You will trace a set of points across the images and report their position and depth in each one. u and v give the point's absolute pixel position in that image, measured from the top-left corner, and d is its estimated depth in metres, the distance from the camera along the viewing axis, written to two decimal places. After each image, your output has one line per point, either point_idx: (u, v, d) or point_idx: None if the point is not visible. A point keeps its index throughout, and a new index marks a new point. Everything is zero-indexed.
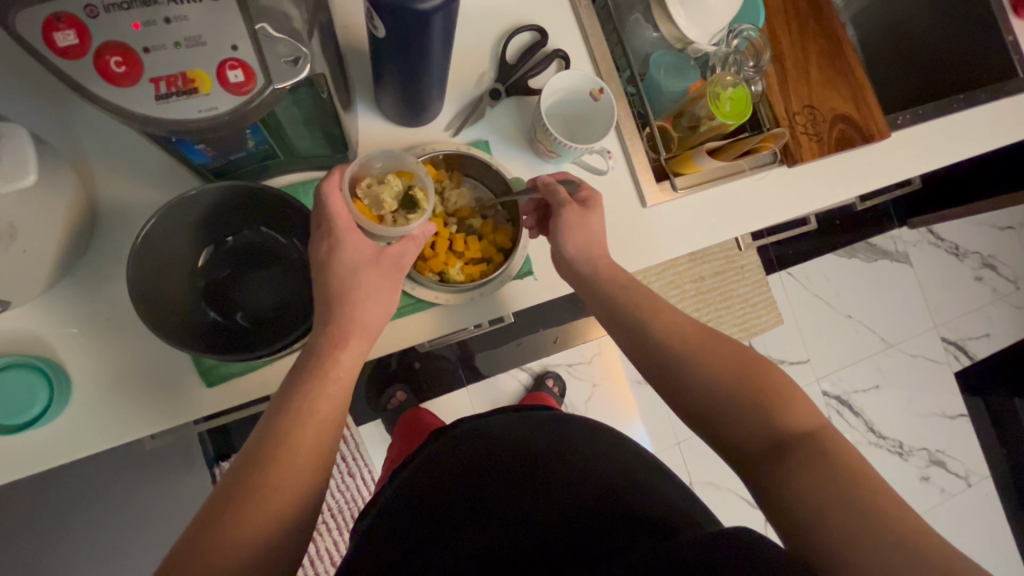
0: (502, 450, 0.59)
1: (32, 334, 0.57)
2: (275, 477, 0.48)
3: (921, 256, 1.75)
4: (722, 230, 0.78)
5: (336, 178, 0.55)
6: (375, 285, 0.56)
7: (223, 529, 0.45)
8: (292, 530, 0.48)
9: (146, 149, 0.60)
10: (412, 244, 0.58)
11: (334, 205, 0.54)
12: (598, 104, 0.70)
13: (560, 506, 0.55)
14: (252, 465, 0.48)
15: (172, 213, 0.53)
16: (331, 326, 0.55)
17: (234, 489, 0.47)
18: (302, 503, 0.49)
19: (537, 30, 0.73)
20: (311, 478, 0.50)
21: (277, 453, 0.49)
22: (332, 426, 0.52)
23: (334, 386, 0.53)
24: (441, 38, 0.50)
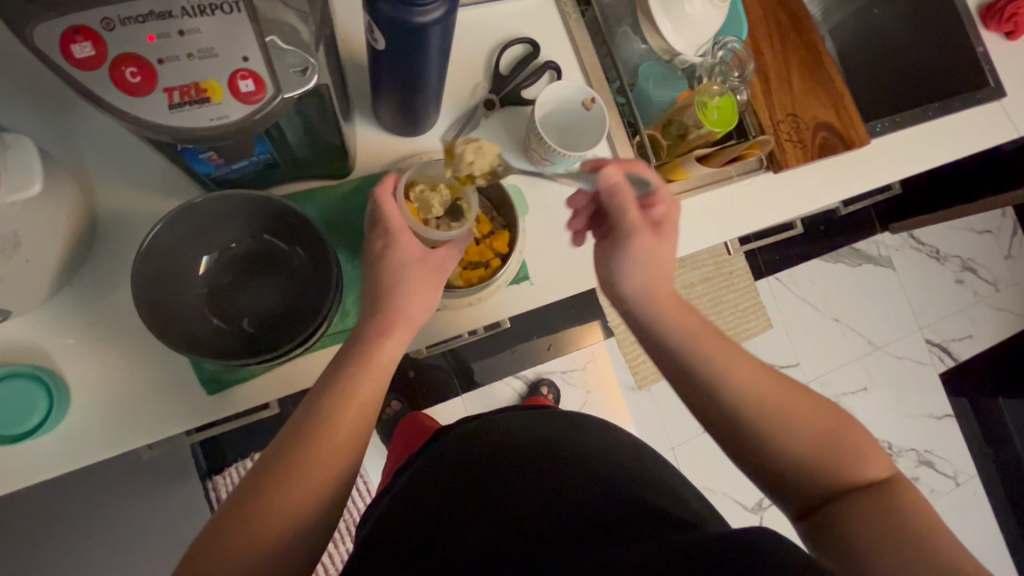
0: (489, 456, 0.61)
1: (30, 344, 0.57)
2: (317, 457, 0.50)
3: (903, 260, 1.80)
4: (711, 234, 0.80)
5: (390, 182, 0.59)
6: (419, 283, 0.59)
7: (268, 502, 0.48)
8: (328, 508, 0.51)
9: (145, 159, 0.61)
10: (455, 247, 0.62)
11: (389, 209, 0.58)
12: (590, 114, 0.72)
13: (547, 482, 0.57)
14: (273, 468, 0.49)
15: (178, 220, 0.54)
16: (361, 332, 0.58)
17: (252, 491, 0.48)
18: (323, 502, 0.50)
19: (529, 43, 0.75)
20: (328, 483, 0.51)
21: (318, 433, 0.51)
22: (360, 434, 0.54)
23: (372, 373, 0.56)
24: (439, 49, 0.52)
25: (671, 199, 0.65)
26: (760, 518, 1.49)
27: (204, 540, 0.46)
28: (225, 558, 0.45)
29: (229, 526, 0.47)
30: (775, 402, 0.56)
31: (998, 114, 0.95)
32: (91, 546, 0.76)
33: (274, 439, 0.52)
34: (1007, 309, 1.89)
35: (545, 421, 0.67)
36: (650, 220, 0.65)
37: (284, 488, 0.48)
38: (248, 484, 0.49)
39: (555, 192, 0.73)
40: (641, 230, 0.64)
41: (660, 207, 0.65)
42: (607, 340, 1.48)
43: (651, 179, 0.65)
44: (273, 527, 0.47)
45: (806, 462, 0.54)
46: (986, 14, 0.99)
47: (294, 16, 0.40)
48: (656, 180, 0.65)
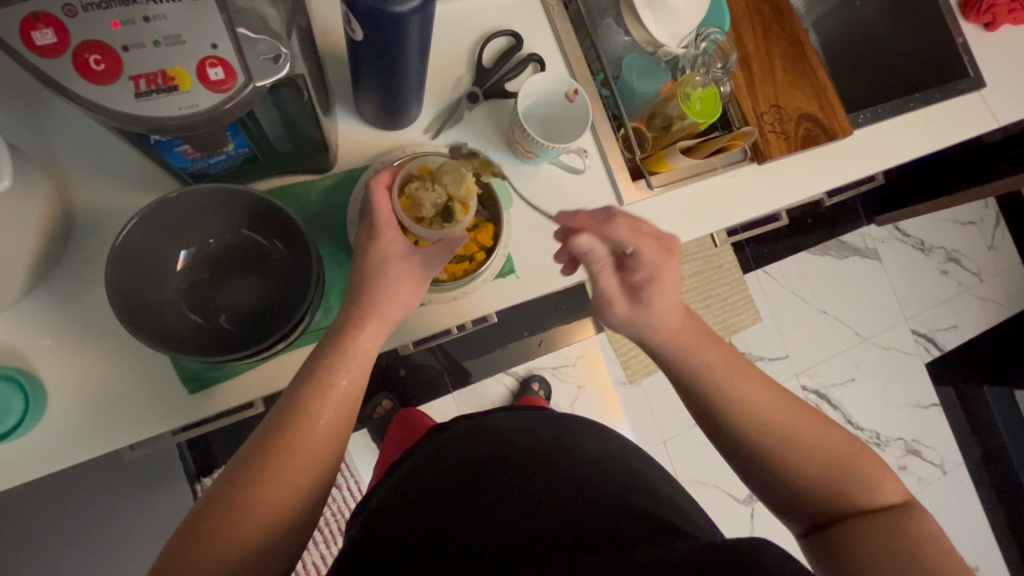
0: (479, 458, 0.61)
1: (5, 345, 0.56)
2: (294, 448, 0.50)
3: (889, 252, 1.82)
4: (697, 226, 0.80)
5: (383, 176, 0.59)
6: (399, 278, 0.59)
7: (245, 496, 0.47)
8: (309, 501, 0.51)
9: (121, 155, 0.60)
10: (445, 245, 0.60)
11: (380, 203, 0.59)
12: (573, 105, 0.71)
13: (538, 493, 0.55)
14: (250, 464, 0.49)
15: (153, 215, 0.53)
16: (340, 323, 0.57)
17: (229, 493, 0.47)
18: (304, 498, 0.50)
19: (512, 35, 0.75)
20: (309, 479, 0.50)
21: (296, 426, 0.51)
22: (340, 431, 0.54)
23: (351, 365, 0.55)
24: (418, 39, 0.51)
25: (654, 261, 0.58)
26: (750, 509, 1.50)
27: (181, 537, 0.46)
28: (202, 555, 0.44)
29: (206, 520, 0.46)
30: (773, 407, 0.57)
31: (978, 105, 0.96)
32: (74, 551, 0.75)
33: (251, 434, 0.52)
34: (990, 299, 1.92)
35: (537, 429, 0.66)
36: (627, 285, 0.60)
37: (262, 481, 0.48)
38: (225, 479, 0.49)
39: (541, 186, 0.74)
40: (619, 300, 0.61)
41: (642, 269, 0.59)
42: (597, 335, 1.48)
43: (629, 242, 0.58)
44: (250, 520, 0.47)
45: (799, 466, 0.56)
46: (966, 5, 1.00)
47: (265, 4, 0.40)
48: (632, 235, 0.58)
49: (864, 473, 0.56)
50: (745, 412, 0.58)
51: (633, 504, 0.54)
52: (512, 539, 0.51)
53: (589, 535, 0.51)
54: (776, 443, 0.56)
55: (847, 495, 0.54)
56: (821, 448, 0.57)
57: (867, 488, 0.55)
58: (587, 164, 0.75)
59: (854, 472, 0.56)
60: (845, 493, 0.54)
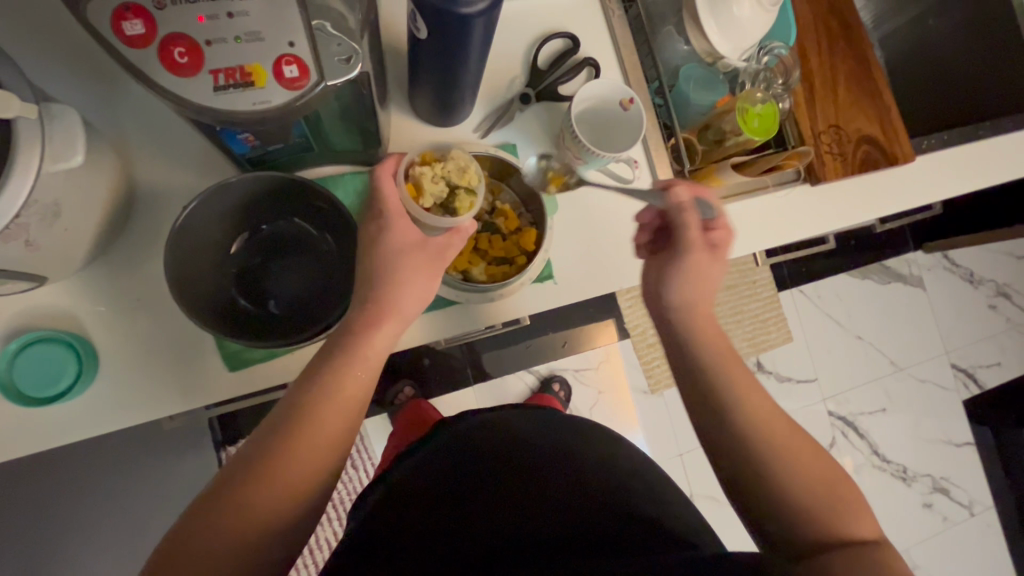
0: (490, 455, 0.61)
1: (64, 310, 0.59)
2: (298, 445, 0.50)
3: (934, 281, 1.75)
4: (742, 243, 0.79)
5: (387, 164, 0.58)
6: (414, 273, 0.57)
7: (245, 491, 0.48)
8: (310, 501, 0.51)
9: (183, 135, 0.62)
10: (457, 237, 0.60)
11: (386, 189, 0.57)
12: (627, 113, 0.69)
13: (530, 508, 0.55)
14: (254, 460, 0.49)
15: (213, 198, 0.54)
16: (356, 320, 0.55)
17: (232, 489, 0.48)
18: (302, 499, 0.50)
19: (569, 37, 0.74)
20: (308, 480, 0.50)
21: (299, 424, 0.51)
22: (344, 431, 0.54)
23: (362, 363, 0.55)
24: (481, 41, 0.51)
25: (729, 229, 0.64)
26: None
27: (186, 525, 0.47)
28: (201, 549, 0.45)
29: (208, 511, 0.47)
30: (785, 442, 0.57)
31: None
32: None
33: (259, 426, 0.52)
34: None
35: (552, 430, 0.66)
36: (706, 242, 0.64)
37: (260, 476, 0.48)
38: (229, 472, 0.49)
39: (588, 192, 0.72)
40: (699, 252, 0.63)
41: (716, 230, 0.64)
42: (622, 341, 1.47)
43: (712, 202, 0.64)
44: (247, 515, 0.47)
45: (786, 497, 0.55)
46: None
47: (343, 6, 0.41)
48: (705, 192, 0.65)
49: (845, 505, 0.54)
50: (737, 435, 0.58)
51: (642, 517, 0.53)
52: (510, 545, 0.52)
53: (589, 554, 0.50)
54: (765, 469, 0.56)
55: (831, 523, 0.53)
56: (816, 478, 0.55)
57: (844, 515, 0.54)
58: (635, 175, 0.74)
59: (837, 507, 0.54)
60: (828, 519, 0.53)
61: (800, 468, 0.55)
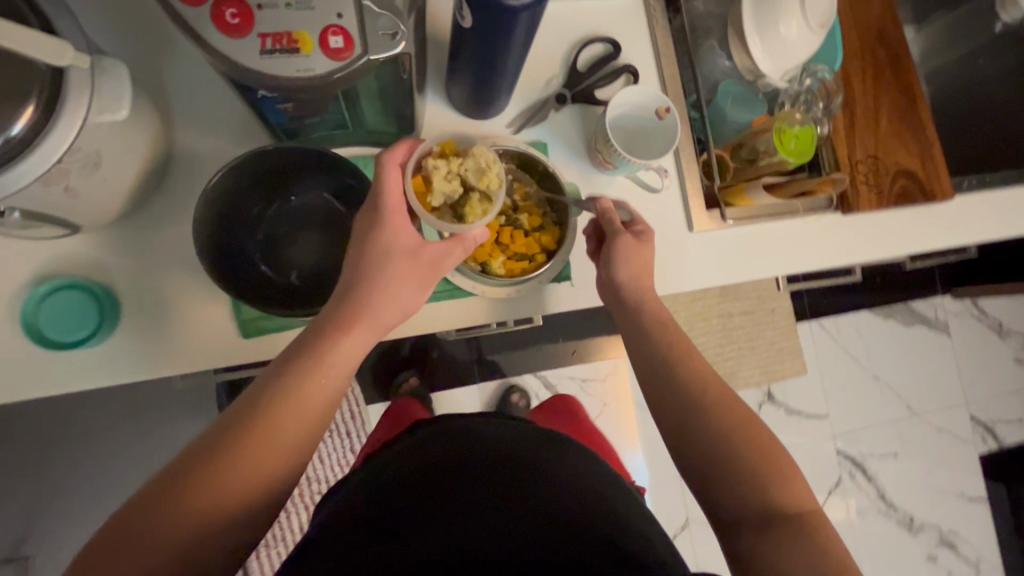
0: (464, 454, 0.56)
1: (92, 260, 0.60)
2: (244, 449, 0.48)
3: (961, 328, 1.69)
4: (766, 265, 0.77)
5: (398, 153, 0.57)
6: (398, 278, 0.56)
7: (182, 491, 0.46)
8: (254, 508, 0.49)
9: (224, 103, 0.63)
10: (460, 245, 0.59)
11: (390, 179, 0.56)
12: (663, 123, 0.69)
13: (500, 522, 0.51)
14: (197, 461, 0.48)
15: (246, 164, 0.55)
16: (329, 321, 0.55)
17: (172, 488, 0.46)
18: (245, 504, 0.48)
19: (611, 42, 0.74)
20: (252, 486, 0.48)
21: (255, 425, 0.50)
22: (299, 435, 0.52)
23: (326, 370, 0.53)
24: (524, 35, 0.51)
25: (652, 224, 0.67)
26: None
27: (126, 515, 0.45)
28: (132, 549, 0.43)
29: (143, 513, 0.45)
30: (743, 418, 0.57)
31: None
32: None
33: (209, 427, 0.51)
34: None
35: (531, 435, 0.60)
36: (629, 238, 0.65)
37: (205, 472, 0.47)
38: (171, 472, 0.48)
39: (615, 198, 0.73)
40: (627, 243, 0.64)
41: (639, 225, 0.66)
42: None
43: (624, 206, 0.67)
44: (184, 512, 0.45)
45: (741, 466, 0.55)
46: None
47: None
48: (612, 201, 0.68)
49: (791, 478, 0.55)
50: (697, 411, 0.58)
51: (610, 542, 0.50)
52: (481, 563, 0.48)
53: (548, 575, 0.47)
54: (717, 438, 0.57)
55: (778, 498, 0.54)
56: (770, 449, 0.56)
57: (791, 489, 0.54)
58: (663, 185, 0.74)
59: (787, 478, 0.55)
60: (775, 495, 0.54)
61: (756, 441, 0.56)
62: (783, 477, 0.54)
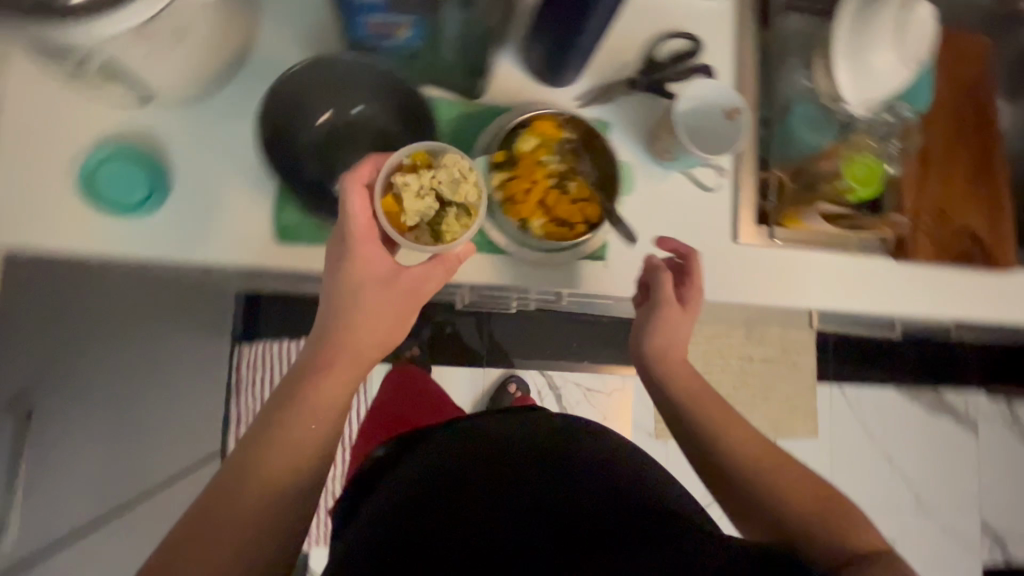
0: (459, 449, 0.60)
1: (152, 135, 0.62)
2: (243, 494, 0.53)
3: (989, 430, 1.61)
4: (806, 295, 0.75)
5: (361, 173, 0.55)
6: (380, 306, 0.58)
7: (194, 545, 0.50)
8: (263, 542, 0.52)
9: (309, 17, 0.65)
10: (438, 263, 0.58)
11: (354, 201, 0.54)
12: (731, 124, 0.66)
13: (523, 501, 0.53)
14: (198, 522, 0.51)
15: (320, 66, 0.60)
16: (321, 356, 0.58)
17: (188, 536, 0.50)
18: (258, 537, 0.52)
19: (692, 40, 0.74)
20: (259, 521, 0.52)
21: (253, 466, 0.54)
22: (295, 465, 0.55)
23: (314, 404, 0.57)
24: (605, 4, 0.52)
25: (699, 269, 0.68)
26: None
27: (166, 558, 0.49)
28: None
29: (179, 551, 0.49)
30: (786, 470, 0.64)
31: None
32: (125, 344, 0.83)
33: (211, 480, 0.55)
34: None
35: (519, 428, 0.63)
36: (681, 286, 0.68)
37: (218, 522, 0.51)
38: (180, 528, 0.51)
39: (666, 192, 0.72)
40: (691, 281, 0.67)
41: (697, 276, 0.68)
42: (643, 376, 1.43)
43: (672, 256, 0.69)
44: (233, 527, 0.51)
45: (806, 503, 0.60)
46: None
47: None
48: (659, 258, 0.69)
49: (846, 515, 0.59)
50: (749, 461, 0.64)
51: (617, 508, 0.51)
52: (519, 539, 0.50)
53: (598, 543, 0.48)
54: (761, 469, 0.64)
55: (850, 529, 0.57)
56: (815, 495, 0.61)
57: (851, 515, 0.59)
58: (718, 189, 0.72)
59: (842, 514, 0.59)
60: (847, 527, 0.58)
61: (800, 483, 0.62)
62: (845, 517, 0.59)
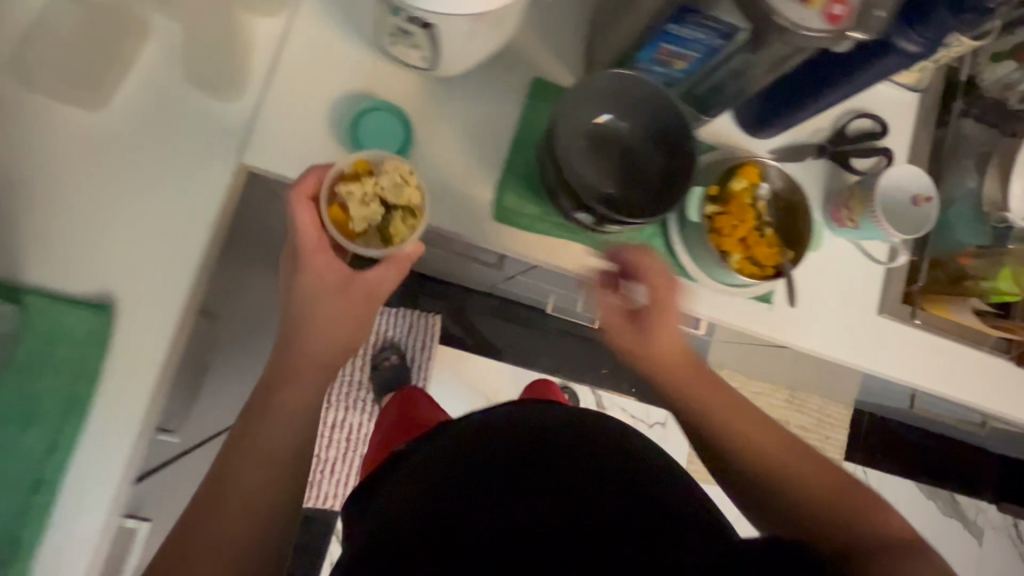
0: (453, 462, 0.49)
1: (401, 99, 0.66)
2: (226, 486, 0.59)
3: (989, 540, 1.68)
4: (930, 377, 0.79)
5: (303, 184, 0.56)
6: (336, 308, 0.60)
7: (201, 526, 0.58)
8: (265, 520, 0.59)
9: (561, 26, 0.70)
10: (393, 265, 0.60)
11: (297, 211, 0.56)
12: (917, 209, 0.72)
13: (520, 534, 0.44)
14: (197, 507, 0.59)
15: (639, 84, 0.58)
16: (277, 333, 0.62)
17: (190, 529, 0.58)
18: (262, 517, 0.59)
19: (880, 124, 0.79)
20: (252, 501, 0.59)
21: (228, 456, 0.60)
22: (278, 455, 0.60)
23: (278, 381, 0.61)
24: (867, 79, 0.60)
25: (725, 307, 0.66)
26: None
27: (206, 502, 0.59)
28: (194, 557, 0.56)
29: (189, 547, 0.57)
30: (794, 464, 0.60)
31: None
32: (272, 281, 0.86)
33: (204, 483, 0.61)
34: None
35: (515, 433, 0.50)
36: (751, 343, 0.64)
37: (216, 513, 0.58)
38: (186, 518, 0.59)
39: (833, 255, 0.77)
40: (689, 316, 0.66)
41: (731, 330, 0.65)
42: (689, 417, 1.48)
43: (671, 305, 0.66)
44: (230, 515, 0.58)
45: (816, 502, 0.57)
46: None
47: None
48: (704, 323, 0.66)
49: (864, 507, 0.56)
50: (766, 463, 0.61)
51: (630, 544, 0.43)
52: None
53: None
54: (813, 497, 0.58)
55: None
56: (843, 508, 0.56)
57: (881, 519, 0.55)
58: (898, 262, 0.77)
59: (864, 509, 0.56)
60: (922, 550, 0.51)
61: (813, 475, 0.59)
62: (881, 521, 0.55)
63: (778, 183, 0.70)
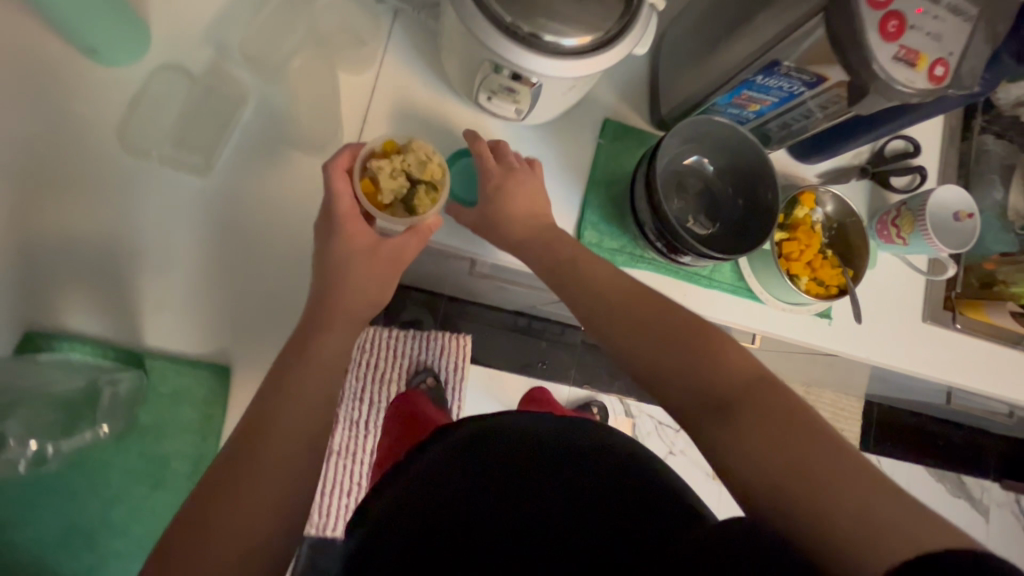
0: (460, 468, 0.51)
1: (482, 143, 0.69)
2: (251, 466, 0.46)
3: None
4: (975, 378, 0.82)
5: (341, 159, 0.56)
6: (367, 274, 0.57)
7: (210, 519, 0.44)
8: (290, 510, 0.46)
9: (626, 68, 0.74)
10: (419, 233, 0.58)
11: (338, 185, 0.56)
12: (959, 224, 0.78)
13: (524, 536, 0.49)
14: (206, 500, 0.45)
15: (727, 133, 0.64)
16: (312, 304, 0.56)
17: (201, 514, 0.44)
18: (297, 499, 0.47)
19: (912, 142, 0.83)
20: (285, 478, 0.46)
21: (249, 435, 0.47)
22: (310, 427, 0.49)
23: (317, 352, 0.53)
24: (925, 112, 0.62)
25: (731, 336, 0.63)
26: None
27: (201, 508, 0.44)
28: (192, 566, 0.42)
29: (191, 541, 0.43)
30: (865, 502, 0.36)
31: None
32: None
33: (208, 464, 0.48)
34: None
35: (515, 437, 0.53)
36: None
37: (231, 503, 0.44)
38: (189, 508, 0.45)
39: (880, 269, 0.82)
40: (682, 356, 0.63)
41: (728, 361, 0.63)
42: None
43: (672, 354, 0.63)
44: (245, 511, 0.44)
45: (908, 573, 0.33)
46: None
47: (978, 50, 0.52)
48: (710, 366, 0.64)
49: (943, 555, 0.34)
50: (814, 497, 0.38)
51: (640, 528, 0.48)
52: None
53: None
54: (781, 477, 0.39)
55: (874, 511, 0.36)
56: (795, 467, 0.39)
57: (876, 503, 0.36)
58: (945, 275, 0.80)
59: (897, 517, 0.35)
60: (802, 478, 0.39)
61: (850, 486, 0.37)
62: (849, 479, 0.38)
63: (831, 209, 0.76)
